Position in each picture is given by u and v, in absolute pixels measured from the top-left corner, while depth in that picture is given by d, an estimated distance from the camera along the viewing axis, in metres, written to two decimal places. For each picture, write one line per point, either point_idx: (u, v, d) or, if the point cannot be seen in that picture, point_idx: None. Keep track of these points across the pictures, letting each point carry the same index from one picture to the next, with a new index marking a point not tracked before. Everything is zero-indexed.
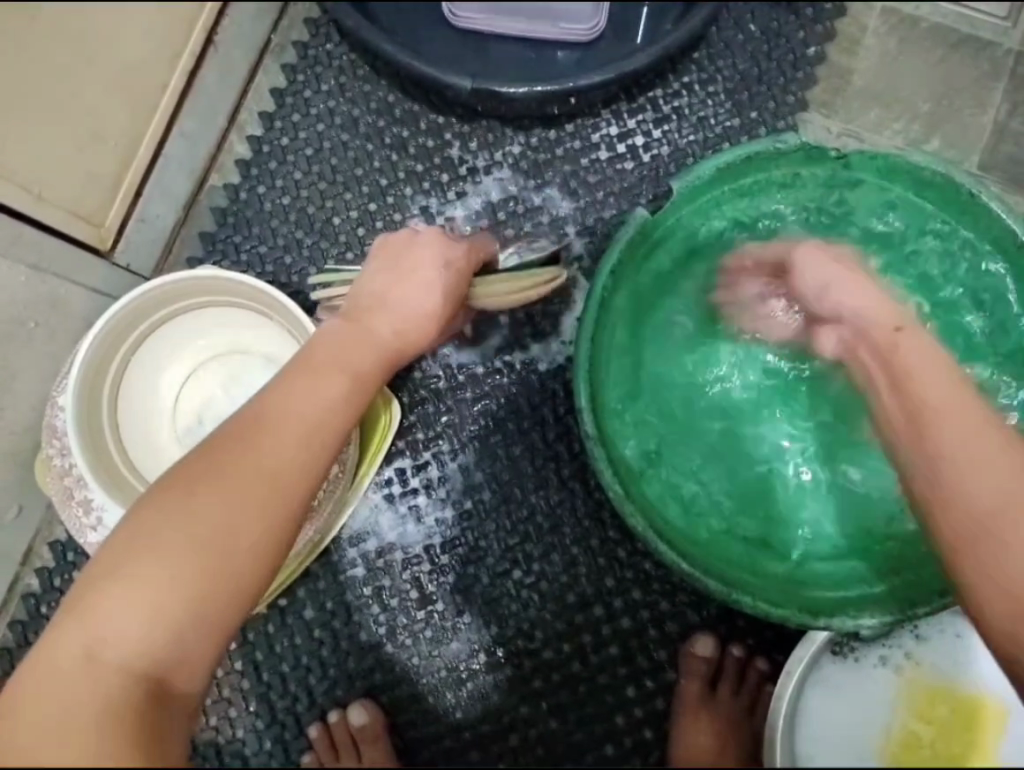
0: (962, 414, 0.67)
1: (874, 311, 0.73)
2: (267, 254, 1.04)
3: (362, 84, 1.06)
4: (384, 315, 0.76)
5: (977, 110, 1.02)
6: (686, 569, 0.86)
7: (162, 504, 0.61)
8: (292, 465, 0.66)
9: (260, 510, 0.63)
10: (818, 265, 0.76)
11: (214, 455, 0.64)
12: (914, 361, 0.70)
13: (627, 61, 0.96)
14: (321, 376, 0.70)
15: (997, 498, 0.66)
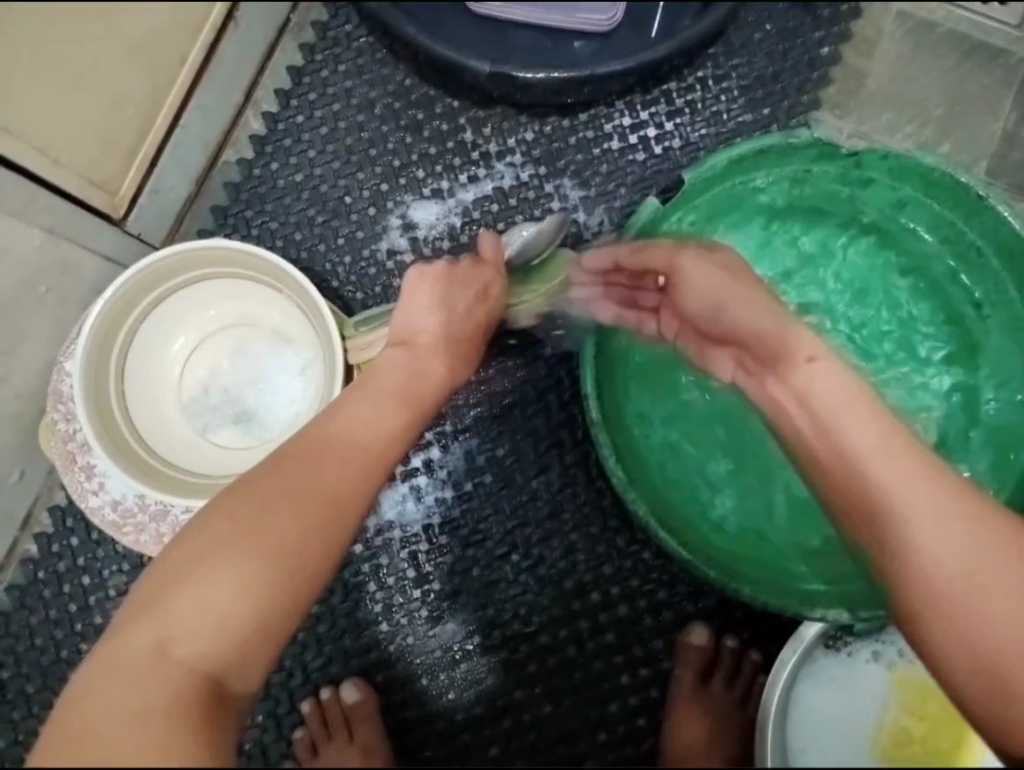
0: (895, 459, 0.63)
1: (778, 340, 0.70)
2: (279, 230, 1.04)
3: (380, 67, 1.07)
4: (429, 341, 0.81)
5: (989, 117, 1.03)
6: (687, 557, 0.86)
7: (233, 508, 0.64)
8: (350, 484, 0.68)
9: (323, 525, 0.65)
10: (705, 277, 0.77)
11: (280, 467, 0.67)
12: (827, 394, 0.67)
13: (644, 54, 0.97)
14: (379, 401, 0.75)
15: (922, 549, 0.62)
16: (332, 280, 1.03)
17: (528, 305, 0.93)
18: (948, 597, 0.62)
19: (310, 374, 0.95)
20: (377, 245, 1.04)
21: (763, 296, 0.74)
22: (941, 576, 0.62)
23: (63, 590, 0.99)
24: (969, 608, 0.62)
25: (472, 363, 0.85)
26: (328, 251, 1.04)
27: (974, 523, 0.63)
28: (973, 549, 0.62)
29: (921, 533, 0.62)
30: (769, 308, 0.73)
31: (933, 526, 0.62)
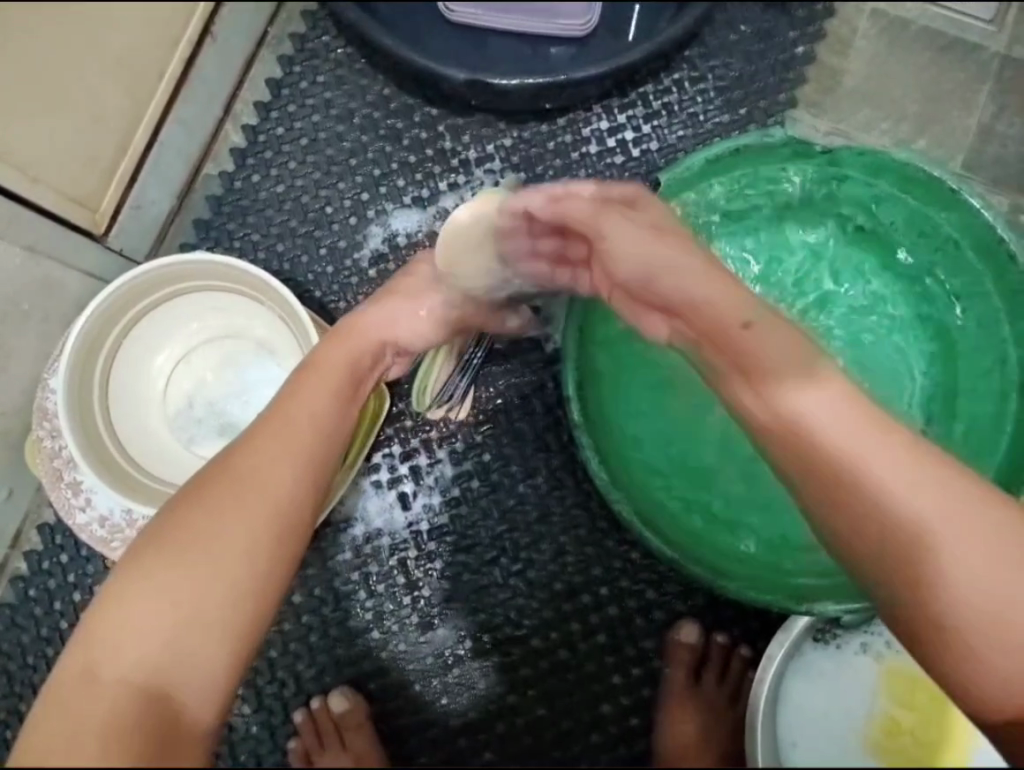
0: (840, 414, 0.60)
1: (715, 302, 0.60)
2: (261, 241, 1.05)
3: (358, 76, 1.07)
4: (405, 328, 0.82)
5: (964, 111, 1.04)
6: (672, 556, 0.87)
7: (169, 525, 0.64)
8: (289, 477, 0.68)
9: (258, 520, 0.65)
10: (637, 238, 0.63)
11: (217, 475, 0.67)
12: (770, 356, 0.60)
13: (620, 58, 0.98)
14: (315, 394, 0.73)
15: (886, 502, 0.59)
16: (315, 289, 1.04)
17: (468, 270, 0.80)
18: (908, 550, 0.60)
19: None
20: (359, 254, 1.05)
21: (698, 254, 0.63)
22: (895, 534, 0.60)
23: (55, 607, 0.99)
24: (932, 565, 0.60)
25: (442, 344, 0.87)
26: (310, 262, 1.05)
27: (936, 473, 0.60)
28: (940, 504, 0.60)
29: (886, 488, 0.59)
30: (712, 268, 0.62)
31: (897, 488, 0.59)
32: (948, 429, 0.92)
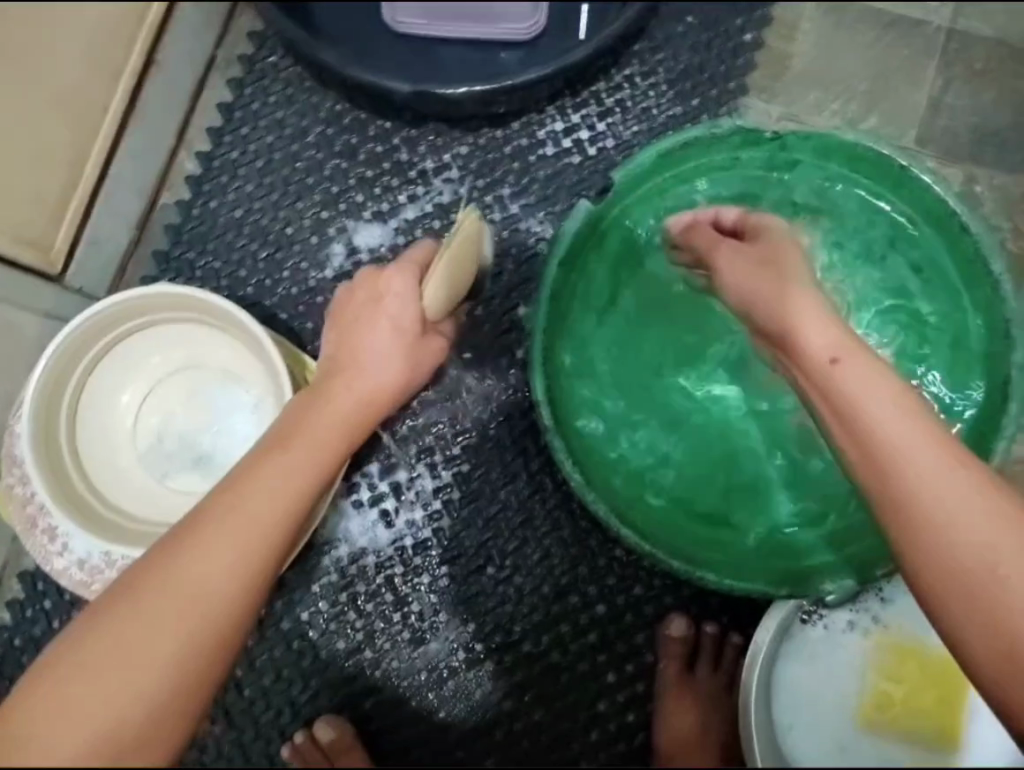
0: (919, 443, 0.61)
1: (815, 339, 0.68)
2: (222, 269, 1.04)
3: (309, 94, 1.07)
4: (378, 340, 0.75)
5: (913, 87, 1.04)
6: (651, 552, 0.89)
7: (102, 622, 0.59)
8: (232, 571, 0.61)
9: (194, 624, 0.59)
10: (742, 279, 0.76)
11: (156, 564, 0.61)
12: (857, 388, 0.64)
13: (563, 59, 0.98)
14: (277, 467, 0.67)
15: (949, 532, 0.59)
16: (280, 313, 1.04)
17: (439, 286, 0.78)
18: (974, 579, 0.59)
19: (263, 410, 0.94)
20: (322, 273, 1.04)
21: (800, 291, 0.73)
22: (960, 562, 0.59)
23: (41, 653, 0.98)
24: (1003, 603, 0.59)
25: (426, 364, 0.77)
26: (275, 285, 1.04)
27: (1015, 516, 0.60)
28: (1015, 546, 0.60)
29: (955, 511, 0.59)
30: (808, 302, 0.71)
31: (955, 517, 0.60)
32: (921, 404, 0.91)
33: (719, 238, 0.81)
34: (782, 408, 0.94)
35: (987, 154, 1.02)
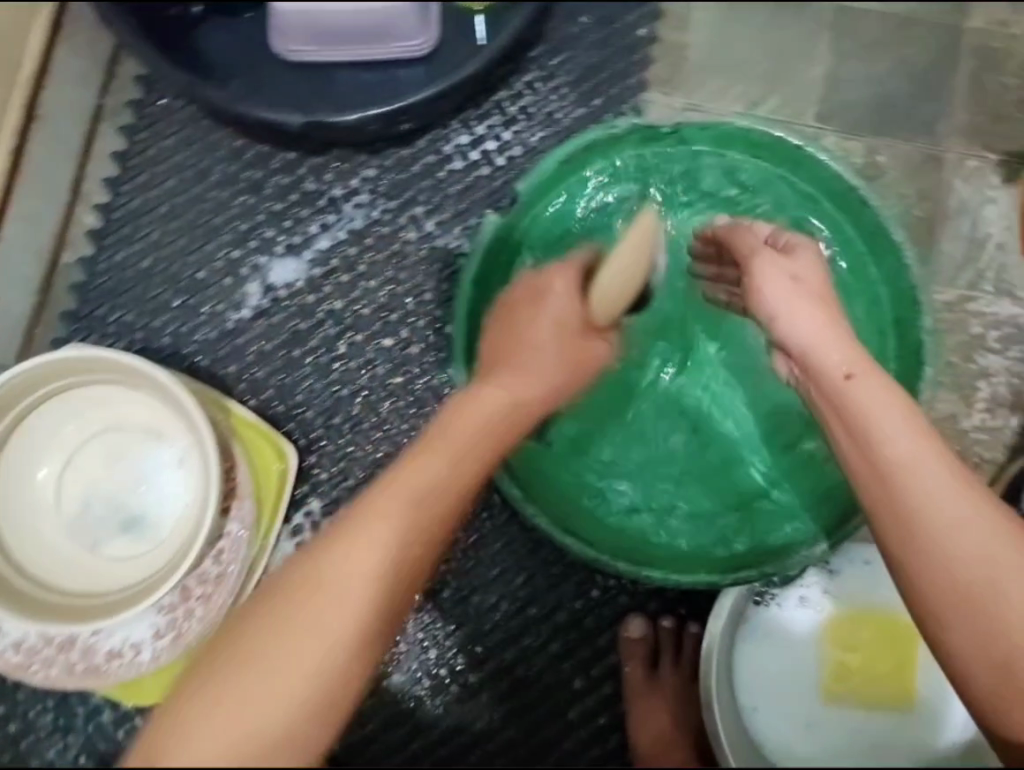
0: (932, 464, 0.64)
1: (829, 360, 0.70)
2: (136, 322, 1.01)
3: (206, 133, 1.04)
4: (536, 334, 0.75)
5: (809, 65, 1.05)
6: (595, 559, 0.90)
7: (235, 660, 0.53)
8: (381, 602, 0.57)
9: (346, 656, 0.55)
10: (778, 294, 0.75)
11: (297, 592, 0.56)
12: (875, 409, 0.67)
13: (458, 71, 0.98)
14: (401, 514, 0.61)
15: (954, 549, 0.63)
16: (202, 359, 1.01)
17: (609, 289, 0.80)
18: (974, 596, 0.62)
19: (190, 463, 0.93)
20: (239, 314, 1.02)
21: (825, 316, 0.74)
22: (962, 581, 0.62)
23: None
24: (1001, 620, 0.62)
25: (581, 370, 0.77)
26: (193, 332, 1.02)
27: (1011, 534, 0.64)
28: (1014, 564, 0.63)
29: (958, 533, 0.63)
30: (828, 320, 0.73)
31: (964, 536, 0.63)
32: None
33: (761, 244, 0.79)
34: (725, 393, 0.94)
35: (887, 123, 1.04)
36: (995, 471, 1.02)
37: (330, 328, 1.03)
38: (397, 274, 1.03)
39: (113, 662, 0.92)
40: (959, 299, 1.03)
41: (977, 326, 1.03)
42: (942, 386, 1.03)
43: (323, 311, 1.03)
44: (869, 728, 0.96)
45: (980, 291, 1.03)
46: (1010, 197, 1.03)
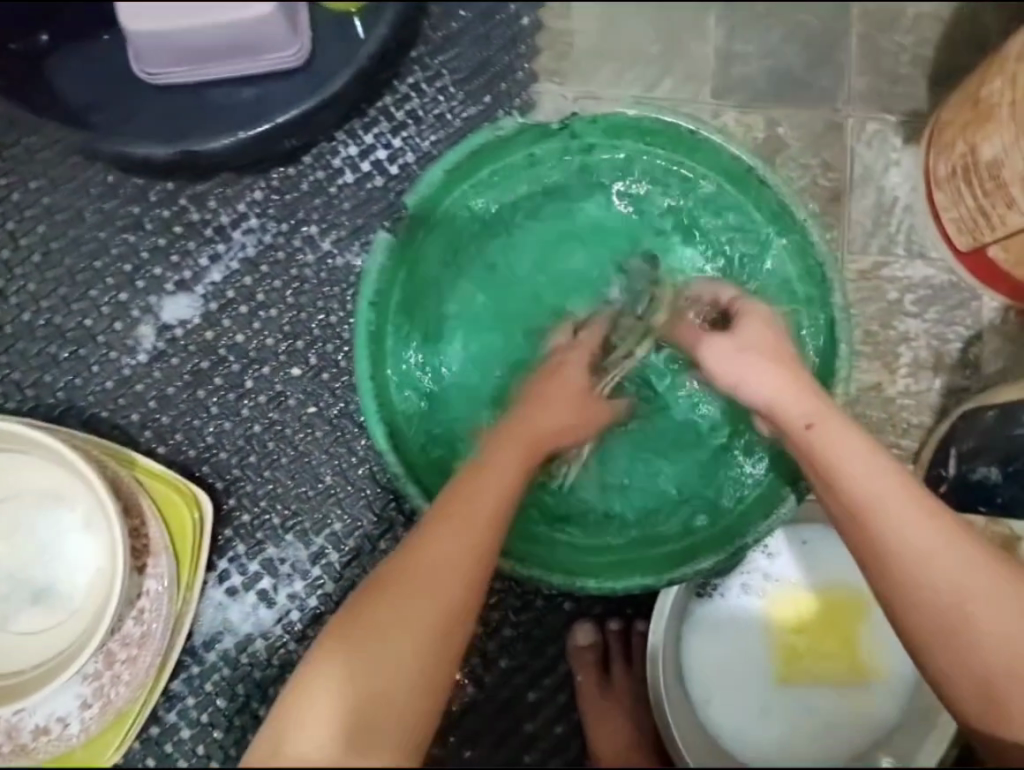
0: (897, 502, 0.68)
1: (795, 415, 0.74)
2: (24, 380, 0.96)
3: (75, 172, 0.98)
4: (560, 396, 0.81)
5: (699, 42, 1.02)
6: (528, 575, 0.86)
7: (323, 672, 0.61)
8: (449, 606, 0.64)
9: (424, 654, 0.62)
10: (725, 362, 0.79)
11: (371, 603, 0.64)
12: (838, 455, 0.71)
13: (327, 84, 0.93)
14: (466, 533, 0.67)
15: (926, 583, 0.67)
16: (101, 411, 0.96)
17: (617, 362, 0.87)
18: (951, 625, 0.67)
19: (95, 525, 0.89)
20: (135, 359, 0.97)
21: (786, 368, 0.76)
22: (941, 612, 0.67)
23: None
24: (979, 646, 0.66)
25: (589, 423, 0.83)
26: (87, 384, 0.96)
27: (981, 558, 0.68)
28: (979, 575, 0.67)
29: (927, 568, 0.67)
30: (787, 372, 0.76)
31: (936, 568, 0.67)
32: None
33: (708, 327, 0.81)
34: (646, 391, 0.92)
35: (784, 95, 1.02)
36: (925, 434, 1.01)
37: (234, 364, 0.98)
38: (298, 300, 0.98)
39: (40, 739, 0.89)
40: (873, 266, 1.02)
41: (894, 291, 1.02)
42: (865, 356, 1.01)
43: (223, 346, 0.98)
44: (823, 708, 0.96)
45: (894, 256, 1.02)
46: (913, 158, 1.02)
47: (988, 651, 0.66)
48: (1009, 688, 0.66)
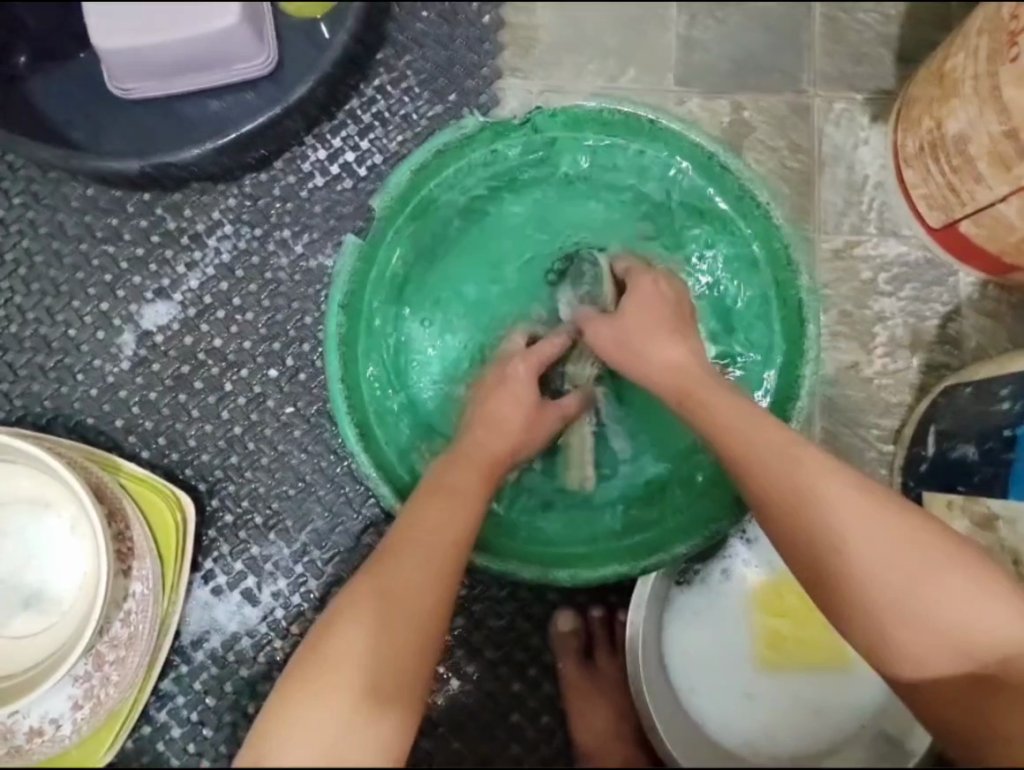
0: (784, 458, 0.70)
1: (664, 373, 0.78)
2: (12, 389, 0.98)
3: (54, 186, 1.00)
4: (507, 406, 0.83)
5: (661, 30, 1.03)
6: (499, 568, 0.88)
7: (336, 632, 0.64)
8: (442, 577, 0.68)
9: (427, 618, 0.66)
10: (612, 339, 0.82)
11: (373, 575, 0.67)
12: (713, 413, 0.75)
13: (288, 93, 0.95)
14: (438, 521, 0.72)
15: (810, 524, 0.68)
16: (86, 418, 0.99)
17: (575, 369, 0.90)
18: (832, 566, 0.67)
19: (82, 528, 0.91)
20: (118, 366, 0.99)
21: (668, 338, 0.80)
22: (824, 552, 0.68)
23: None
24: (865, 583, 0.66)
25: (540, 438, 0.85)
26: (72, 392, 0.99)
27: (871, 502, 0.68)
28: (848, 506, 0.68)
29: (814, 508, 0.68)
30: (674, 345, 0.80)
31: (824, 510, 0.68)
32: (732, 343, 0.93)
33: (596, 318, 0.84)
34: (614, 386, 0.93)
35: (747, 79, 1.02)
36: (905, 414, 1.00)
37: (214, 367, 1.00)
38: (273, 303, 1.00)
39: (34, 740, 0.90)
40: (846, 245, 1.01)
41: (868, 270, 1.01)
42: (840, 336, 1.01)
43: (202, 351, 1.00)
44: (806, 693, 0.96)
45: (866, 234, 1.01)
46: (881, 136, 1.02)
47: (862, 579, 0.66)
48: (894, 623, 0.66)
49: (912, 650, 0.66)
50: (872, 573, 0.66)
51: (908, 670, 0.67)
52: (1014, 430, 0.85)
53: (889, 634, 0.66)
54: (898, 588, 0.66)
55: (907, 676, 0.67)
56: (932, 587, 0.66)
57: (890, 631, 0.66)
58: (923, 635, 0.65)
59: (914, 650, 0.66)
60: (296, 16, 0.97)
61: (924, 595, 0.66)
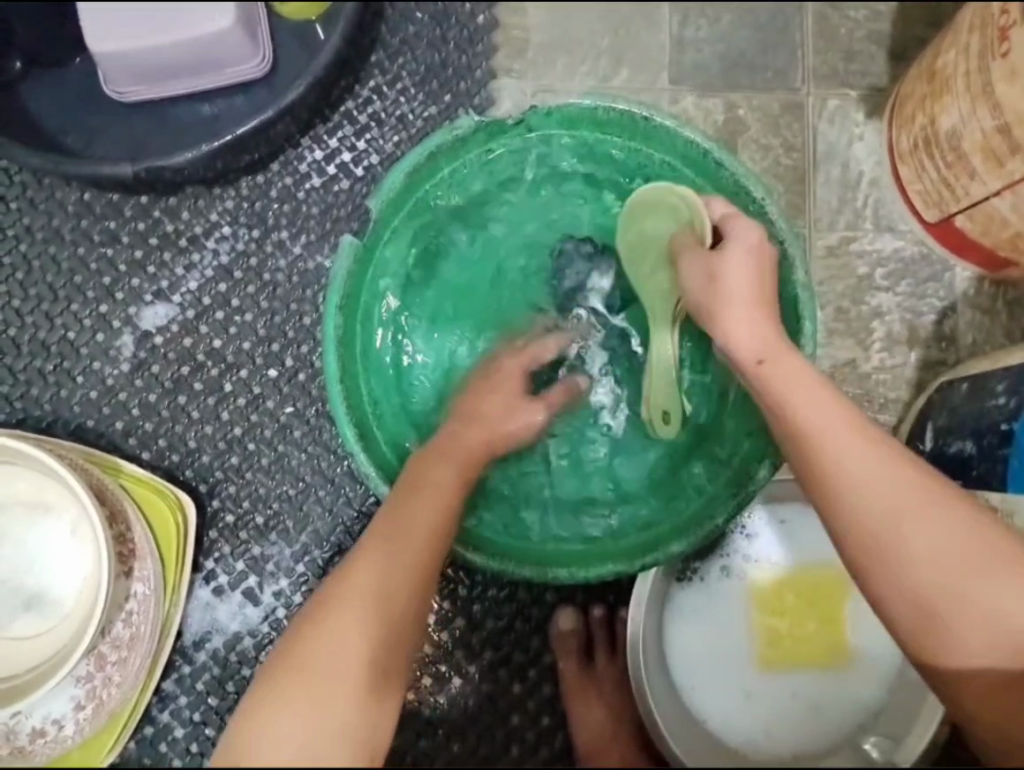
0: (850, 434, 0.69)
1: (742, 343, 0.76)
2: (12, 393, 0.99)
3: (51, 190, 1.01)
4: (490, 406, 0.82)
5: (653, 29, 1.03)
6: (496, 567, 0.86)
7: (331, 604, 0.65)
8: (431, 554, 0.70)
9: (417, 591, 0.68)
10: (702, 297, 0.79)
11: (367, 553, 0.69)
12: (790, 382, 0.72)
13: (283, 95, 0.95)
14: (428, 501, 0.73)
15: (870, 505, 0.67)
16: (85, 421, 0.99)
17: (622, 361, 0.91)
18: (890, 548, 0.66)
19: (82, 531, 0.91)
20: (117, 369, 1.00)
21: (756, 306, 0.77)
22: (883, 533, 0.67)
23: None
24: (921, 569, 0.66)
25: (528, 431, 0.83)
26: (71, 396, 0.99)
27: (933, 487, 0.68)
28: (912, 488, 0.67)
29: (879, 487, 0.67)
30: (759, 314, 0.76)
31: (891, 490, 0.67)
32: None
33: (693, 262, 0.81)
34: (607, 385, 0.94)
35: (738, 77, 1.02)
36: (902, 409, 1.00)
37: (213, 368, 1.00)
38: (271, 304, 1.01)
39: (36, 741, 0.90)
40: (841, 242, 1.01)
41: (864, 266, 1.01)
42: (836, 333, 1.01)
43: (201, 352, 1.00)
44: (806, 692, 0.96)
45: (861, 231, 1.01)
46: (876, 132, 1.02)
47: (919, 562, 0.66)
48: (948, 611, 0.66)
49: (959, 644, 0.66)
50: (926, 563, 0.66)
51: (956, 662, 0.66)
52: (1010, 424, 0.85)
53: (939, 619, 0.66)
54: (950, 578, 0.66)
55: (951, 668, 0.66)
56: (985, 579, 0.66)
57: (942, 620, 0.66)
58: (973, 626, 0.65)
59: (963, 640, 0.66)
60: (292, 17, 0.97)
61: (973, 586, 0.66)
